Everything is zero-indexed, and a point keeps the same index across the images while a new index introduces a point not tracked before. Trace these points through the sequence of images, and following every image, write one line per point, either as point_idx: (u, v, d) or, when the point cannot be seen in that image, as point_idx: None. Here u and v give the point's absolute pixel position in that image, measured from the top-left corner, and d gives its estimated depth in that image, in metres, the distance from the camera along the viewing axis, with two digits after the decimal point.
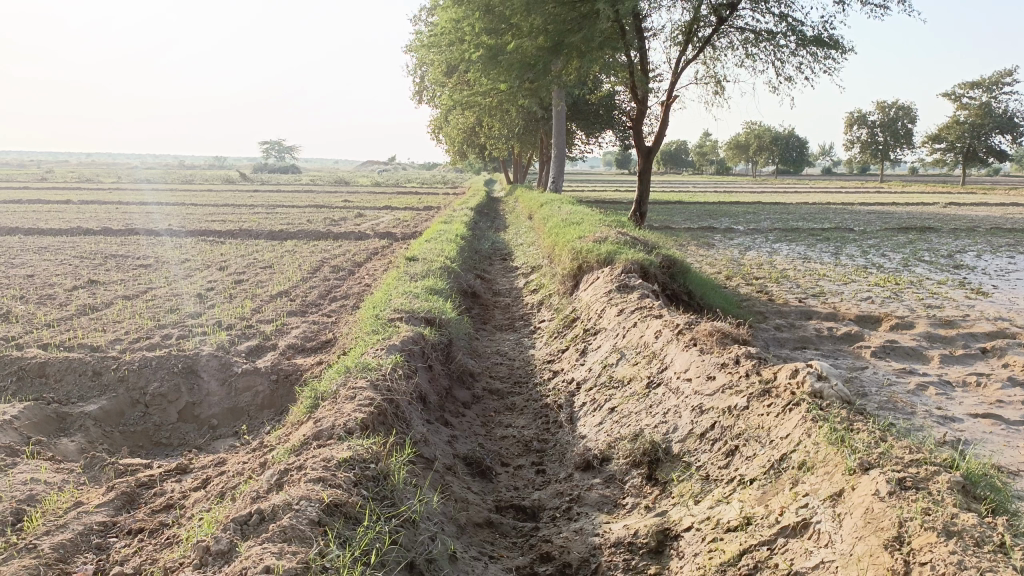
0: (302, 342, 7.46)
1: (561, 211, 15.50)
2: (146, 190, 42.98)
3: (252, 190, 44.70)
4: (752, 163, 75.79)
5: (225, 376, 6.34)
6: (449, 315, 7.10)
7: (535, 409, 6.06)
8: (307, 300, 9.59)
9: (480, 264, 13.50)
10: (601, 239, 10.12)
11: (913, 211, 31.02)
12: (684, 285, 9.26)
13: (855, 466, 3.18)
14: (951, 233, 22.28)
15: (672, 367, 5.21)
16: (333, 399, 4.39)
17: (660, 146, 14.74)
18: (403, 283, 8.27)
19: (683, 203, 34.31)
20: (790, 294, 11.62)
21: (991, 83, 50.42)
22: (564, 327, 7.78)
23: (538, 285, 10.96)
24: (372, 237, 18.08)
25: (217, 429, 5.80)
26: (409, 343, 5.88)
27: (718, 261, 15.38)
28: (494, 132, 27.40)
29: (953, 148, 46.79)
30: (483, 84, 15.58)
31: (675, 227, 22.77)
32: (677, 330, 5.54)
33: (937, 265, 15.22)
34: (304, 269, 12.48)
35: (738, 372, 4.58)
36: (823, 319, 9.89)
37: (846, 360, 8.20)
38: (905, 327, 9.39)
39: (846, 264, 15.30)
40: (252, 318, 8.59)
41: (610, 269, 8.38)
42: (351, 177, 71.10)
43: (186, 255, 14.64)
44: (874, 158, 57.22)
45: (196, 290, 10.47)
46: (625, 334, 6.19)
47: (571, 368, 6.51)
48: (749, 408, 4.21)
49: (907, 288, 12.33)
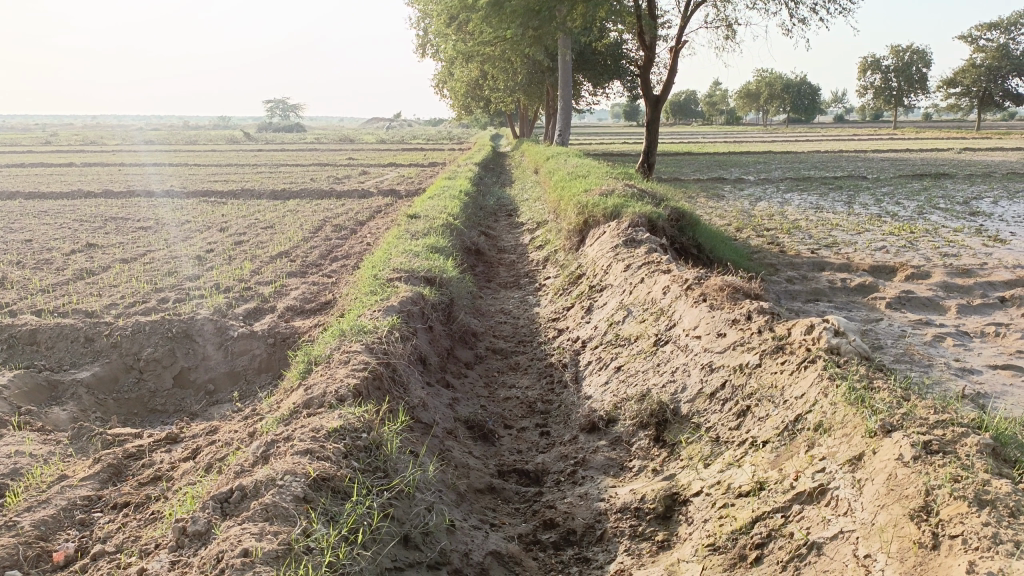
0: (301, 304, 7.30)
1: (567, 165, 15.18)
2: (152, 151, 42.71)
3: (257, 149, 44.30)
4: (763, 112, 74.50)
5: (221, 340, 6.19)
6: (450, 273, 6.89)
7: (539, 369, 5.89)
8: (307, 261, 9.42)
9: (485, 221, 13.25)
10: (608, 192, 9.85)
11: (927, 158, 30.40)
12: (693, 238, 9.01)
13: (877, 428, 2.98)
14: (967, 179, 21.77)
15: (681, 324, 5.00)
16: (327, 364, 4.21)
17: (669, 95, 14.32)
18: (404, 241, 8.06)
19: (692, 154, 33.78)
20: (802, 245, 11.33)
21: (1009, 24, 48.99)
22: (569, 284, 7.57)
23: (543, 241, 10.71)
24: (375, 195, 17.80)
25: (213, 395, 5.69)
26: (408, 304, 5.68)
27: (728, 212, 15.07)
28: (499, 85, 26.86)
29: (969, 92, 45.67)
30: (486, 33, 15.14)
31: (684, 179, 22.36)
32: (686, 285, 5.32)
33: (954, 212, 14.84)
34: (305, 229, 12.28)
35: (750, 329, 4.37)
36: (836, 271, 9.63)
37: (860, 312, 7.96)
38: (921, 277, 9.13)
39: (860, 213, 14.95)
40: (251, 279, 8.43)
41: (617, 223, 8.12)
42: (356, 135, 70.35)
43: (187, 216, 14.46)
44: (887, 104, 56.04)
45: (195, 252, 10.30)
46: (632, 290, 5.97)
47: (577, 326, 6.32)
48: (763, 366, 4.01)
49: (922, 236, 12.01)
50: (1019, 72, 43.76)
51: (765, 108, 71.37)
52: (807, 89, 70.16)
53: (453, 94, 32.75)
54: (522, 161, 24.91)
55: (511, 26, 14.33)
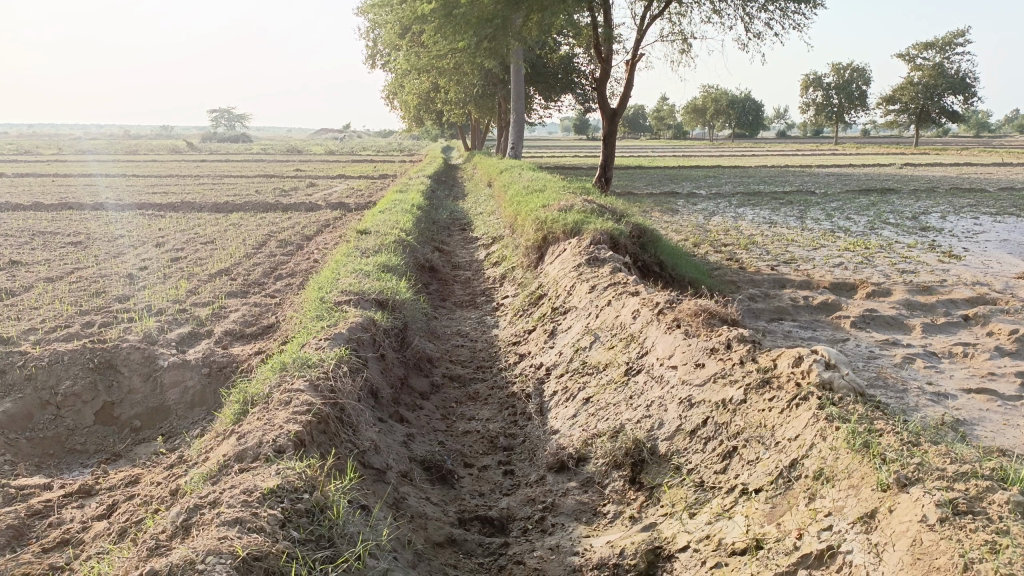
0: (241, 328, 6.77)
1: (522, 178, 14.87)
2: (93, 162, 41.12)
3: (202, 160, 43.01)
4: (710, 127, 75.69)
5: (149, 371, 5.63)
6: (404, 294, 6.43)
7: (501, 399, 5.48)
8: (250, 279, 8.85)
9: (438, 236, 12.81)
10: (566, 207, 9.54)
11: (872, 173, 31.02)
12: (655, 256, 8.76)
13: (890, 482, 2.67)
14: (912, 194, 22.15)
15: (654, 351, 4.65)
16: (264, 404, 3.72)
17: (625, 108, 14.13)
18: (353, 259, 7.58)
19: (643, 167, 33.92)
20: (761, 261, 11.18)
21: (944, 45, 50.63)
22: (529, 305, 7.19)
23: (499, 258, 10.33)
24: (324, 208, 17.21)
25: (140, 433, 5.15)
26: (358, 331, 5.20)
27: (684, 227, 14.92)
28: (450, 97, 26.50)
29: (907, 109, 46.98)
30: (440, 43, 14.77)
31: (637, 193, 22.29)
32: (658, 309, 4.98)
33: (905, 228, 14.93)
34: (249, 244, 11.67)
35: (732, 360, 4.04)
36: (798, 288, 9.46)
37: (826, 332, 7.76)
38: (882, 295, 9.01)
39: (814, 228, 14.95)
40: (187, 300, 7.84)
41: (578, 240, 7.78)
42: (305, 145, 69.25)
43: (122, 230, 13.71)
44: (830, 120, 57.36)
45: (128, 270, 9.64)
46: (599, 314, 5.61)
47: (539, 352, 5.92)
48: (749, 402, 3.67)
49: (878, 252, 11.98)
50: (954, 90, 45.15)
51: (712, 123, 72.48)
52: (752, 105, 71.49)
53: (404, 105, 32.24)
54: (474, 174, 24.53)
55: (464, 36, 14.02)
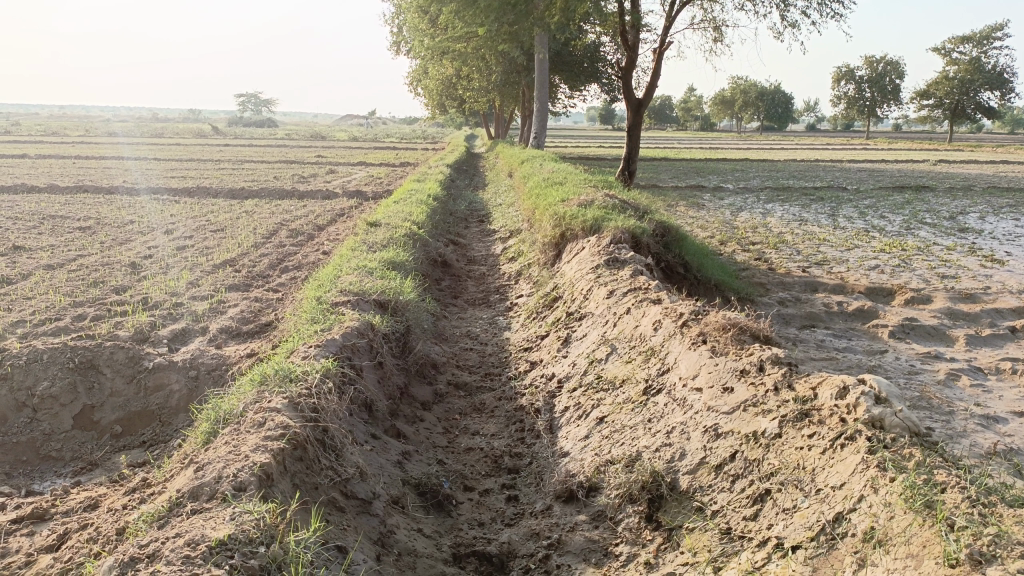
0: (237, 325, 6.40)
1: (543, 169, 14.41)
2: (118, 143, 41.19)
3: (227, 144, 43.00)
4: (738, 119, 74.47)
5: (133, 373, 5.26)
6: (408, 295, 6.00)
7: (508, 412, 5.05)
8: (254, 271, 8.49)
9: (454, 228, 12.38)
10: (587, 202, 9.07)
11: (904, 170, 30.13)
12: (679, 256, 8.31)
13: (962, 556, 2.23)
14: (947, 192, 21.35)
15: (677, 369, 4.19)
16: (236, 425, 3.34)
17: (651, 99, 13.58)
18: (359, 255, 7.16)
19: (669, 159, 33.27)
20: (791, 262, 10.63)
21: (982, 38, 49.19)
22: (544, 307, 6.75)
23: (515, 253, 9.88)
24: (341, 196, 16.86)
25: (119, 440, 4.80)
26: (353, 338, 4.76)
27: (710, 223, 14.38)
28: (473, 83, 26.05)
29: (941, 104, 45.65)
30: (461, 27, 14.31)
31: (662, 185, 21.72)
32: (682, 321, 4.52)
33: (942, 229, 14.25)
34: (258, 233, 11.33)
35: (765, 385, 3.58)
36: (830, 292, 8.93)
37: (861, 342, 7.23)
38: (921, 302, 8.45)
39: (846, 227, 14.32)
40: (185, 293, 7.48)
41: (597, 239, 7.31)
42: (330, 131, 69.12)
43: (134, 216, 13.44)
44: (861, 114, 56.03)
45: (131, 259, 9.32)
46: (616, 323, 5.15)
47: (551, 362, 5.47)
48: (784, 437, 3.22)
49: (915, 254, 11.38)
50: (992, 86, 43.82)
51: (739, 115, 71.26)
52: (780, 97, 70.05)
53: (427, 92, 31.80)
54: (495, 164, 24.05)
55: (486, 20, 13.52)
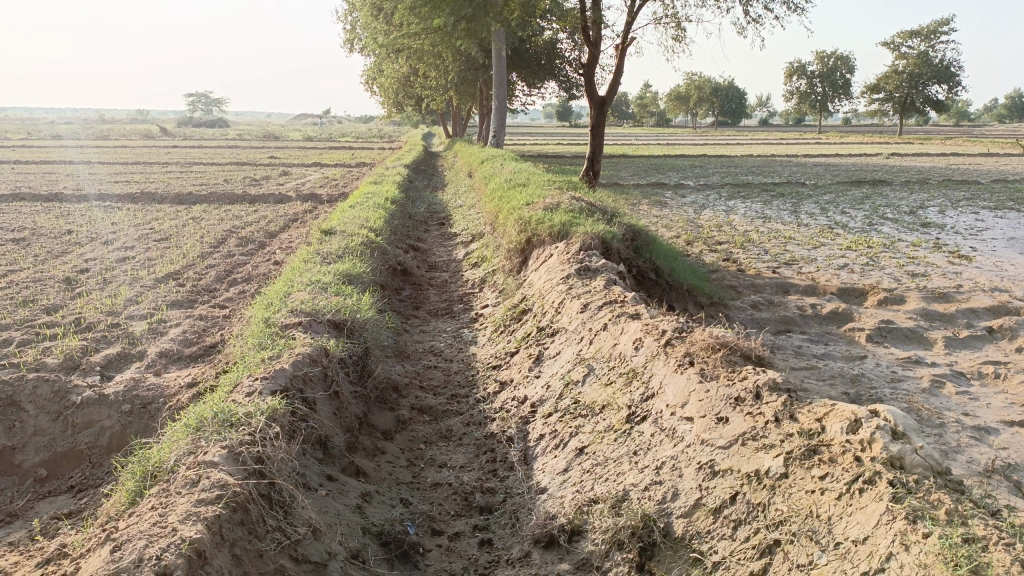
0: (178, 349, 5.90)
1: (504, 170, 14.01)
2: (61, 147, 39.66)
3: (177, 146, 41.79)
4: (694, 114, 75.02)
5: (59, 409, 4.73)
6: (366, 312, 5.54)
7: (477, 440, 4.65)
8: (200, 285, 7.96)
9: (413, 232, 11.92)
10: (552, 205, 8.70)
11: (859, 163, 30.40)
12: (650, 261, 8.05)
13: None
14: (904, 185, 21.49)
15: (663, 394, 3.83)
16: (166, 484, 2.89)
17: (614, 96, 13.28)
18: (312, 267, 6.69)
19: (628, 156, 33.14)
20: (760, 262, 10.41)
21: (929, 33, 50.10)
22: (512, 319, 6.36)
23: (478, 259, 9.48)
24: (294, 200, 16.23)
25: (45, 486, 4.28)
26: (306, 366, 4.30)
27: (675, 222, 14.15)
28: (430, 81, 25.53)
29: (891, 98, 46.37)
30: (416, 23, 13.84)
31: (624, 183, 21.49)
32: (665, 339, 4.16)
33: (904, 224, 14.22)
34: (206, 242, 10.72)
35: (764, 415, 3.24)
36: (802, 294, 8.70)
37: (839, 347, 6.98)
38: (895, 303, 8.27)
39: (810, 224, 14.20)
40: (122, 312, 6.92)
41: (566, 245, 6.94)
42: (285, 130, 67.63)
43: (73, 225, 12.70)
44: (814, 109, 56.69)
45: (66, 273, 8.69)
46: (592, 340, 4.78)
47: (523, 383, 5.08)
48: (792, 478, 2.88)
49: (882, 251, 11.25)
50: (939, 79, 44.58)
51: (694, 110, 71.69)
52: (735, 92, 70.62)
53: (383, 90, 31.16)
54: (454, 164, 23.55)
55: (443, 15, 13.04)
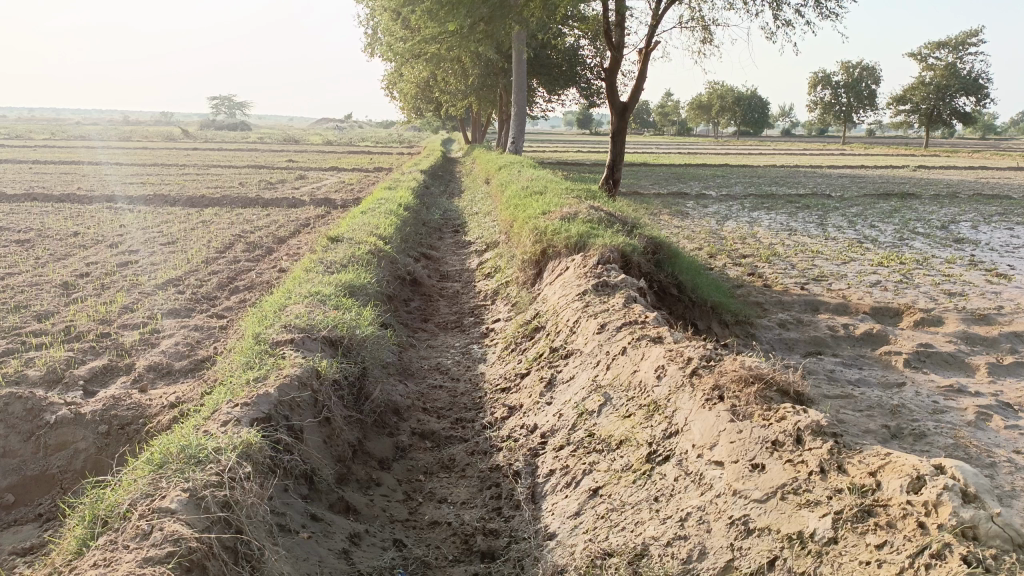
0: (168, 362, 5.55)
1: (521, 177, 13.64)
2: (84, 148, 39.78)
3: (198, 148, 41.83)
4: (715, 124, 74.41)
5: (31, 429, 4.37)
6: (366, 328, 5.15)
7: (481, 473, 4.24)
8: (199, 292, 7.63)
9: (426, 240, 11.56)
10: (570, 215, 8.30)
11: (886, 175, 29.75)
12: (672, 276, 7.65)
13: None
14: (933, 199, 20.88)
15: (689, 432, 3.41)
16: (114, 534, 2.51)
17: (636, 103, 12.85)
18: (313, 278, 6.32)
19: (648, 165, 32.71)
20: (786, 277, 9.93)
21: (957, 44, 49.20)
22: (524, 336, 5.96)
23: (492, 269, 9.08)
24: (308, 204, 15.94)
25: (9, 514, 3.93)
26: (294, 389, 3.91)
27: (697, 234, 13.69)
28: (449, 86, 25.23)
29: (917, 109, 45.58)
30: (434, 25, 13.48)
31: (645, 193, 21.04)
32: (690, 369, 3.74)
33: (937, 239, 13.67)
34: (212, 246, 10.42)
35: (807, 465, 2.82)
36: (832, 313, 8.23)
37: (875, 372, 6.50)
38: (932, 324, 7.77)
39: (838, 237, 13.69)
40: (115, 321, 6.59)
41: (583, 258, 6.53)
42: (304, 133, 67.88)
43: (81, 226, 12.47)
44: (838, 119, 55.85)
45: (64, 277, 8.40)
46: (609, 365, 4.37)
47: (533, 409, 4.67)
48: (842, 544, 2.45)
49: (916, 268, 10.73)
50: (967, 91, 43.69)
51: (716, 119, 71.05)
52: (758, 102, 69.84)
53: (402, 95, 30.92)
54: (472, 170, 23.21)
55: (460, 18, 12.67)
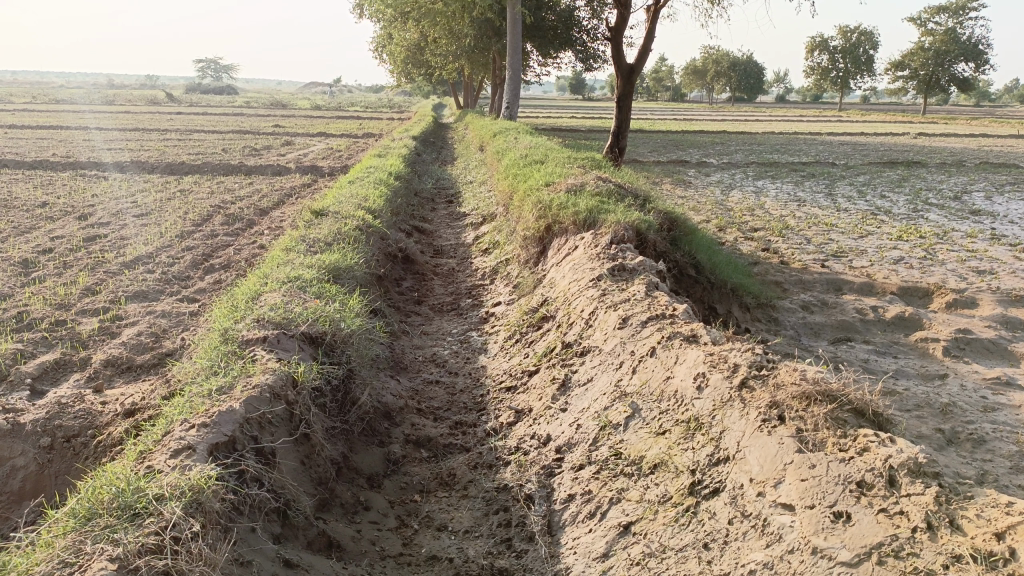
0: (130, 356, 4.90)
1: (519, 144, 12.91)
2: (64, 110, 38.66)
3: (181, 112, 40.84)
4: (709, 89, 73.30)
5: None
6: (352, 321, 4.51)
7: (487, 493, 3.62)
8: (171, 272, 6.95)
9: (419, 211, 10.90)
10: (576, 187, 7.64)
11: (886, 142, 29.04)
12: (689, 255, 7.04)
13: None
14: (940, 167, 20.23)
15: (743, 461, 2.81)
16: None
17: (643, 64, 12.06)
18: (293, 259, 5.67)
19: (645, 131, 31.90)
20: (803, 252, 9.33)
21: (957, 8, 48.12)
22: (529, 325, 5.35)
23: (490, 244, 8.43)
24: (293, 172, 15.20)
25: None
26: (264, 404, 3.26)
27: (703, 205, 13.05)
28: (440, 49, 24.26)
29: (916, 76, 44.57)
30: None
31: (644, 161, 20.33)
32: (739, 380, 3.15)
33: (952, 210, 13.07)
34: (189, 219, 9.71)
35: (909, 519, 2.24)
36: (857, 293, 7.63)
37: (913, 362, 5.91)
38: (967, 307, 7.15)
39: (850, 209, 13.06)
40: (74, 306, 5.93)
41: (594, 236, 5.89)
42: (291, 99, 66.56)
43: (50, 196, 11.72)
44: (834, 86, 54.81)
45: (24, 254, 7.70)
46: (635, 369, 3.76)
47: (544, 417, 4.06)
48: None
49: (937, 243, 10.13)
50: (967, 57, 42.70)
51: (711, 85, 69.84)
52: (753, 66, 68.41)
53: (392, 58, 29.85)
54: (465, 136, 22.39)
55: None
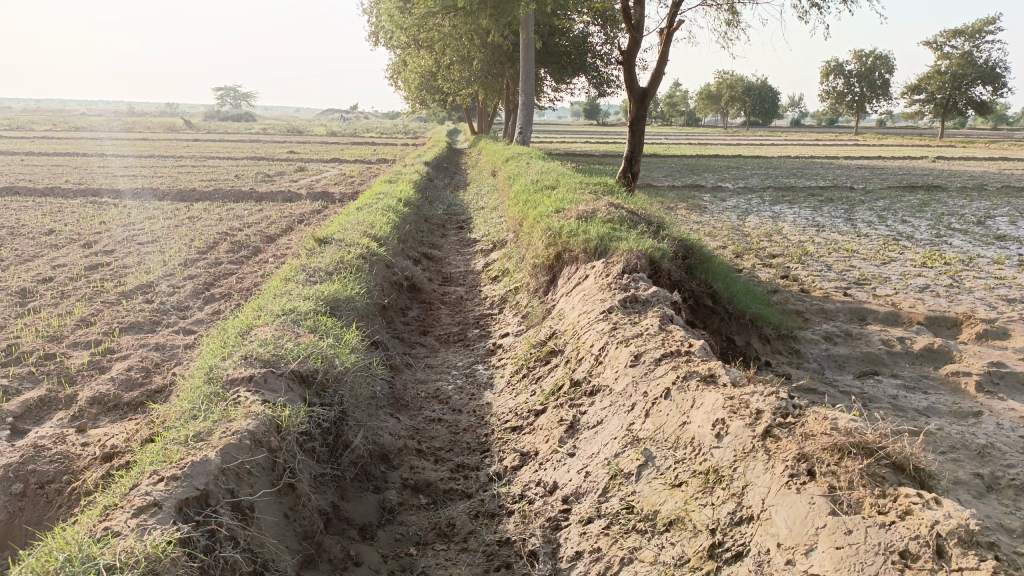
0: (117, 392, 4.67)
1: (531, 169, 12.72)
2: (81, 138, 39.00)
3: (197, 139, 41.16)
4: (724, 113, 73.18)
5: None
6: (346, 357, 4.26)
7: (488, 547, 3.33)
8: (170, 302, 6.75)
9: (428, 238, 10.70)
10: (587, 213, 7.39)
11: (905, 166, 28.63)
12: (705, 284, 6.76)
13: None
14: (961, 191, 19.83)
15: (769, 522, 2.51)
16: None
17: (656, 88, 11.85)
18: (291, 290, 5.45)
19: (660, 156, 31.72)
20: (823, 280, 9.00)
21: (974, 32, 47.83)
22: (537, 360, 5.08)
23: (500, 272, 8.19)
24: (304, 199, 15.07)
25: None
26: (243, 452, 3.01)
27: (719, 230, 12.77)
28: (453, 75, 24.24)
29: (933, 99, 44.20)
30: None
31: (658, 186, 20.09)
32: (762, 429, 2.86)
33: (977, 235, 12.69)
34: (195, 247, 9.54)
35: None
36: (882, 323, 7.29)
37: (944, 398, 5.57)
38: (999, 338, 6.80)
39: (870, 234, 12.73)
40: (66, 338, 5.73)
41: (605, 265, 5.63)
42: (307, 127, 67.05)
43: (58, 223, 11.62)
44: (850, 109, 54.50)
45: (23, 283, 7.54)
46: (649, 412, 3.48)
47: (551, 463, 3.77)
48: None
49: (963, 269, 9.77)
50: (984, 80, 42.30)
51: (726, 110, 69.76)
52: (768, 91, 68.26)
53: (406, 84, 29.89)
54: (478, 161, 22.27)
55: None
